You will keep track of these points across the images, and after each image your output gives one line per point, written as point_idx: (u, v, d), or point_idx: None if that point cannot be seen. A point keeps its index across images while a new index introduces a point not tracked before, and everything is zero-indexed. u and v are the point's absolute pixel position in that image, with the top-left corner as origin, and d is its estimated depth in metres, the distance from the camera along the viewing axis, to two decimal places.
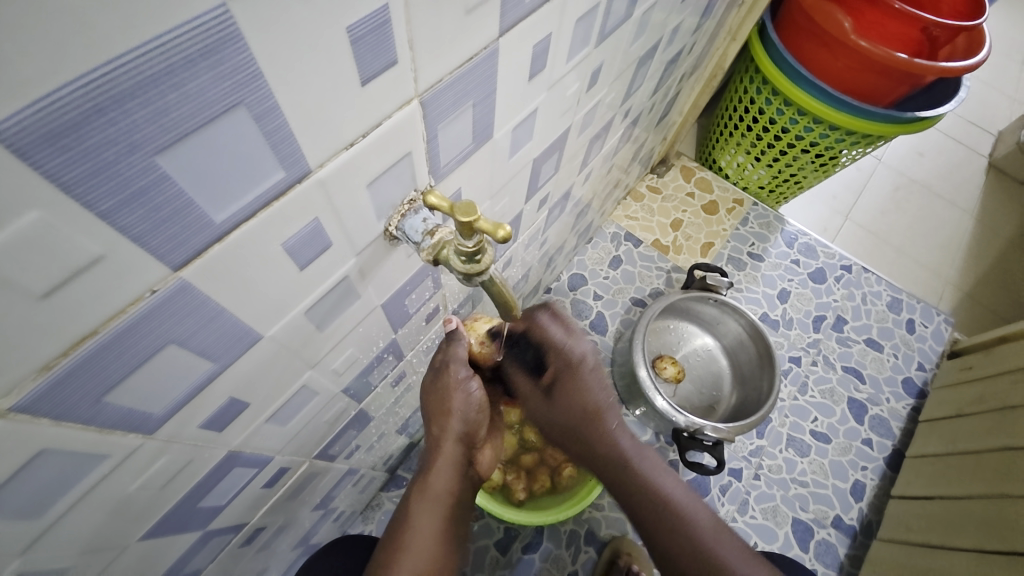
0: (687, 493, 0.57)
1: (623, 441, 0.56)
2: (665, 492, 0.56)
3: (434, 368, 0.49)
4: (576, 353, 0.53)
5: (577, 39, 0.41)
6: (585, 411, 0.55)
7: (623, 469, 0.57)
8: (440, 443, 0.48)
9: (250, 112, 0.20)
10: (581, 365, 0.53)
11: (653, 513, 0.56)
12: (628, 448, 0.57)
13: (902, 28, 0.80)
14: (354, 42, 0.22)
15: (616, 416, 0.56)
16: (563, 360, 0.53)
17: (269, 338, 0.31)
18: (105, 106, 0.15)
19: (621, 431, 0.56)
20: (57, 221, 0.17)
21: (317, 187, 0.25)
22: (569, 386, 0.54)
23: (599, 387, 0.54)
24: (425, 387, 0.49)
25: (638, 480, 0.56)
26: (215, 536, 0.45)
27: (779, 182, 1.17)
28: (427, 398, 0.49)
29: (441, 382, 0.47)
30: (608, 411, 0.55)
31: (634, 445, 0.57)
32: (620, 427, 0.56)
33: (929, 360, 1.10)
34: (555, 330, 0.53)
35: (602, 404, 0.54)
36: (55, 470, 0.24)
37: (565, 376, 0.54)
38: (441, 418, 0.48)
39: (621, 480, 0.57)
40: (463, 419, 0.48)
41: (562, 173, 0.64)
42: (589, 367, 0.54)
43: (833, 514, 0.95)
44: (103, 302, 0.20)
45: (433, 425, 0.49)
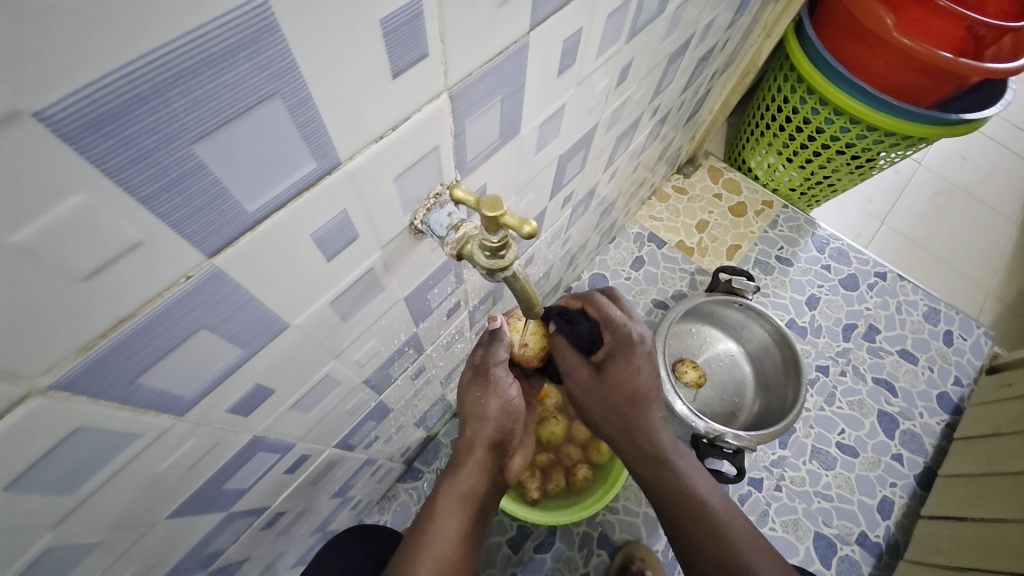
0: (725, 500, 0.53)
1: (663, 437, 0.53)
2: (701, 494, 0.52)
3: (473, 368, 0.51)
4: (635, 332, 0.52)
5: (608, 35, 0.40)
6: (635, 391, 0.52)
7: (658, 467, 0.53)
8: (473, 442, 0.49)
9: (285, 103, 0.20)
10: (638, 345, 0.52)
11: (691, 522, 0.51)
12: (667, 446, 0.53)
13: (947, 26, 0.77)
14: (387, 34, 0.22)
15: (660, 406, 0.54)
16: (618, 339, 0.52)
17: (295, 327, 0.32)
18: (148, 95, 0.16)
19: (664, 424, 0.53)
20: (99, 206, 0.17)
21: (346, 179, 0.26)
22: (620, 367, 0.52)
23: (647, 373, 0.52)
24: (462, 386, 0.51)
25: (675, 480, 0.52)
26: (237, 519, 0.47)
27: (811, 185, 1.14)
28: (463, 397, 0.51)
29: (478, 387, 0.49)
30: (654, 396, 0.53)
31: (673, 442, 0.54)
32: (661, 420, 0.54)
33: (966, 374, 1.06)
34: (614, 311, 0.53)
35: (646, 388, 0.52)
36: (91, 447, 0.25)
37: (619, 356, 0.52)
38: (475, 419, 0.49)
39: (657, 479, 0.53)
40: (497, 425, 0.49)
41: (587, 171, 0.63)
42: (644, 349, 0.52)
43: (858, 529, 0.92)
44: (139, 286, 0.20)
45: (469, 424, 0.50)
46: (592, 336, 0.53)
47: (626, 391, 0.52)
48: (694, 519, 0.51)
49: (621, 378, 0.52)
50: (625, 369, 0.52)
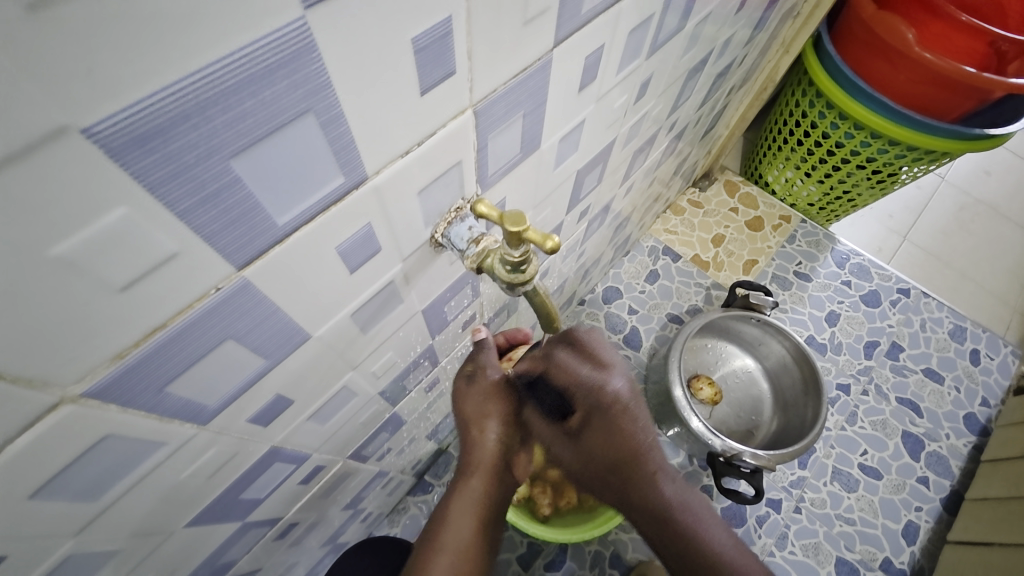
0: (734, 543, 0.54)
1: (666, 487, 0.53)
2: (711, 544, 0.53)
3: (466, 375, 0.50)
4: (610, 391, 0.48)
5: (628, 51, 0.40)
6: (623, 453, 0.51)
7: (664, 522, 0.53)
8: (481, 443, 0.48)
9: (318, 119, 0.20)
10: (615, 406, 0.48)
11: (701, 573, 0.52)
12: (671, 496, 0.53)
13: (969, 41, 0.76)
14: (418, 52, 0.22)
15: (659, 458, 0.53)
16: (593, 402, 0.48)
17: (316, 338, 0.32)
18: (191, 112, 0.16)
19: (665, 478, 0.53)
20: (137, 218, 0.18)
21: (372, 193, 0.26)
22: (604, 429, 0.50)
23: (638, 427, 0.50)
24: (457, 393, 0.50)
25: (682, 532, 0.53)
26: (252, 528, 0.47)
27: (830, 200, 1.12)
28: (462, 402, 0.49)
29: (480, 387, 0.48)
30: (649, 451, 0.51)
31: (678, 495, 0.54)
32: (661, 473, 0.53)
33: (994, 396, 1.02)
34: (583, 370, 0.47)
35: (639, 445, 0.51)
36: (116, 454, 0.25)
37: (596, 417, 0.49)
38: (479, 420, 0.48)
39: (663, 534, 0.54)
40: (501, 425, 0.48)
41: (604, 185, 0.63)
42: (625, 407, 0.49)
43: (882, 556, 0.89)
44: (173, 296, 0.21)
45: (473, 426, 0.48)
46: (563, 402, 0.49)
47: (613, 453, 0.51)
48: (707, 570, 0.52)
49: (606, 441, 0.50)
50: (612, 432, 0.50)
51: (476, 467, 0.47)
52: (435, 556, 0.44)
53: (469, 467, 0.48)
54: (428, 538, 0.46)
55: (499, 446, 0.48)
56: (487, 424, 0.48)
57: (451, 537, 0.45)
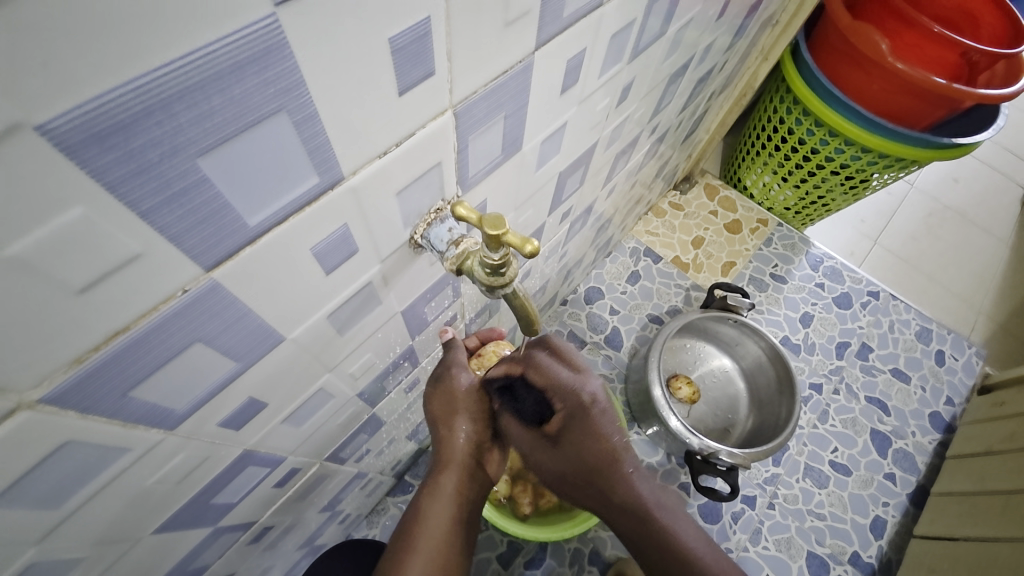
0: (705, 540, 0.54)
1: (642, 486, 0.52)
2: (686, 542, 0.53)
3: (434, 378, 0.51)
4: (587, 392, 0.49)
5: (611, 55, 0.40)
6: (598, 460, 0.50)
7: (641, 520, 0.53)
8: (450, 441, 0.48)
9: (292, 118, 0.20)
10: (592, 407, 0.49)
11: (674, 569, 0.52)
12: (647, 496, 0.53)
13: (941, 51, 0.79)
14: (396, 52, 0.22)
15: (632, 459, 0.52)
16: (572, 404, 0.49)
17: (291, 340, 0.31)
18: (153, 108, 0.16)
19: (639, 476, 0.53)
20: (97, 218, 0.17)
21: (348, 194, 0.26)
22: (579, 432, 0.49)
23: (610, 429, 0.50)
24: (426, 394, 0.51)
25: (656, 531, 0.53)
26: (224, 533, 0.46)
27: (805, 204, 1.15)
28: (430, 407, 0.50)
29: (446, 386, 0.50)
30: (622, 453, 0.51)
31: (652, 492, 0.53)
32: (636, 471, 0.52)
33: (957, 395, 1.06)
34: (564, 372, 0.49)
35: (614, 448, 0.50)
36: (76, 462, 0.24)
37: (575, 422, 0.49)
38: (449, 418, 0.49)
39: (637, 529, 0.53)
40: (470, 418, 0.49)
41: (586, 187, 0.63)
42: (600, 409, 0.49)
43: (850, 550, 0.92)
44: (137, 298, 0.20)
45: (442, 423, 0.49)
46: (541, 406, 0.49)
47: (587, 459, 0.50)
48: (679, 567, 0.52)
49: (581, 446, 0.50)
50: (584, 436, 0.49)
51: (448, 464, 0.48)
52: (411, 556, 0.43)
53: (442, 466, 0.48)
54: (404, 537, 0.45)
55: (470, 438, 0.49)
56: (456, 419, 0.49)
57: (427, 535, 0.44)
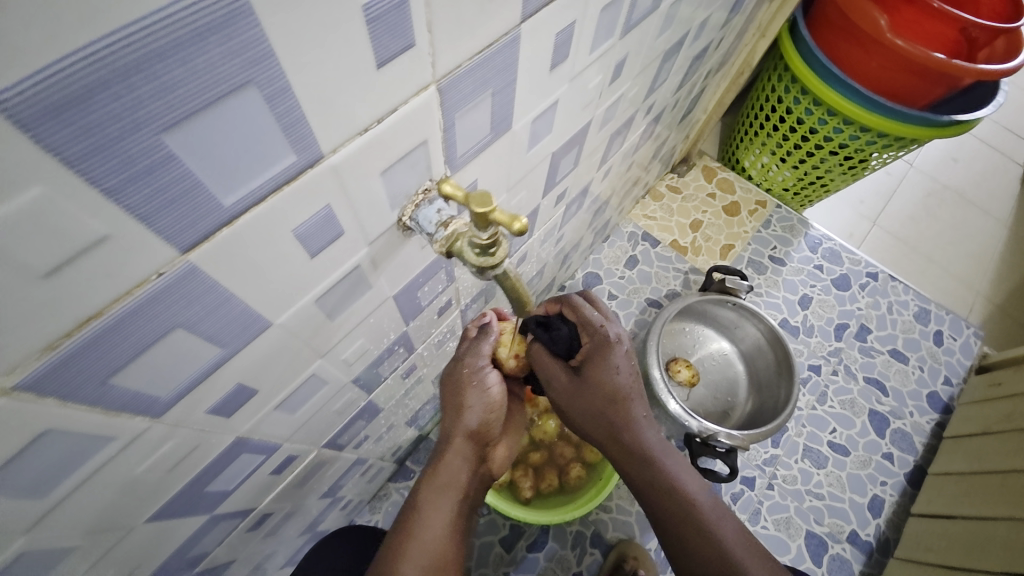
0: (712, 497, 0.51)
1: (649, 435, 0.50)
2: (690, 493, 0.50)
3: (453, 361, 0.52)
4: (612, 332, 0.49)
5: (602, 30, 0.39)
6: (613, 398, 0.48)
7: (648, 469, 0.50)
8: (459, 412, 0.48)
9: (262, 92, 0.19)
10: (616, 344, 0.48)
11: (677, 516, 0.50)
12: (656, 446, 0.50)
13: (941, 27, 0.77)
14: (371, 22, 0.21)
15: (644, 406, 0.50)
16: (596, 339, 0.49)
17: (279, 326, 0.31)
18: (109, 80, 0.15)
19: (649, 424, 0.50)
20: (59, 198, 0.16)
21: (329, 173, 0.25)
22: (597, 367, 0.48)
23: (627, 371, 0.48)
24: (443, 380, 0.51)
25: (664, 480, 0.50)
26: (223, 520, 0.46)
27: (805, 185, 1.14)
28: (452, 380, 0.50)
29: (460, 376, 0.49)
30: (638, 397, 0.49)
31: (662, 444, 0.51)
32: (645, 418, 0.50)
33: (956, 374, 1.06)
34: (591, 314, 0.50)
35: (625, 389, 0.48)
36: (59, 450, 0.24)
37: (595, 358, 0.48)
38: (457, 410, 0.48)
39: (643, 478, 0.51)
40: (477, 415, 0.48)
41: (580, 169, 0.62)
42: (622, 348, 0.48)
43: (849, 528, 0.93)
44: (108, 282, 0.20)
45: (455, 399, 0.49)
46: (571, 340, 0.49)
47: (602, 396, 0.48)
48: (683, 517, 0.50)
49: (600, 381, 0.48)
50: (602, 369, 0.48)
51: (453, 440, 0.48)
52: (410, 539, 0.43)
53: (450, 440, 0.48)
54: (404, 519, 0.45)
55: (472, 434, 0.48)
56: (463, 414, 0.48)
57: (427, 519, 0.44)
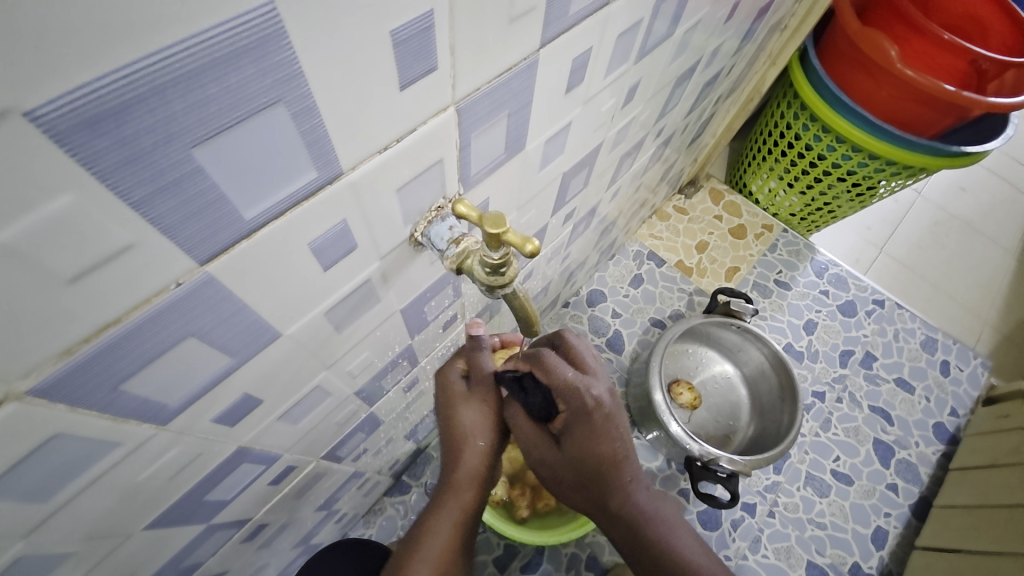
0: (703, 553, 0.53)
1: (639, 497, 0.50)
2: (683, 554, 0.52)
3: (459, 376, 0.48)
4: (591, 396, 0.44)
5: (617, 55, 0.40)
6: (601, 461, 0.46)
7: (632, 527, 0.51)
8: (479, 432, 0.46)
9: (289, 110, 0.19)
10: (596, 411, 0.44)
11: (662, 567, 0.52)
12: (643, 503, 0.51)
13: (950, 59, 0.78)
14: (397, 45, 0.21)
15: (632, 467, 0.49)
16: (577, 405, 0.44)
17: (288, 336, 0.31)
18: (146, 96, 0.15)
19: (637, 484, 0.50)
20: (88, 206, 0.17)
21: (347, 189, 0.25)
22: (582, 432, 0.45)
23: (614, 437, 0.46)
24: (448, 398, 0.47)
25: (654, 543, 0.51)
26: (219, 530, 0.45)
27: (811, 211, 1.14)
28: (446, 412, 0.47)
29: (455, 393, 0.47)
30: (624, 460, 0.47)
31: (650, 499, 0.52)
32: (637, 481, 0.50)
33: (962, 406, 1.05)
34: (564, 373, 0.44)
35: (614, 455, 0.46)
36: (66, 454, 0.24)
37: (577, 427, 0.45)
38: (474, 433, 0.46)
39: (632, 529, 0.51)
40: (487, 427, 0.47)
41: (590, 189, 0.63)
42: (604, 413, 0.45)
43: (851, 561, 0.91)
44: (129, 290, 0.20)
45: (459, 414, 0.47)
46: (548, 405, 0.46)
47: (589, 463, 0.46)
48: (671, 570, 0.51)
49: (581, 449, 0.46)
50: (583, 441, 0.45)
51: (471, 457, 0.46)
52: (429, 539, 0.44)
53: (465, 456, 0.46)
54: (424, 521, 0.46)
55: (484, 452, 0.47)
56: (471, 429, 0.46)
57: (449, 524, 0.45)
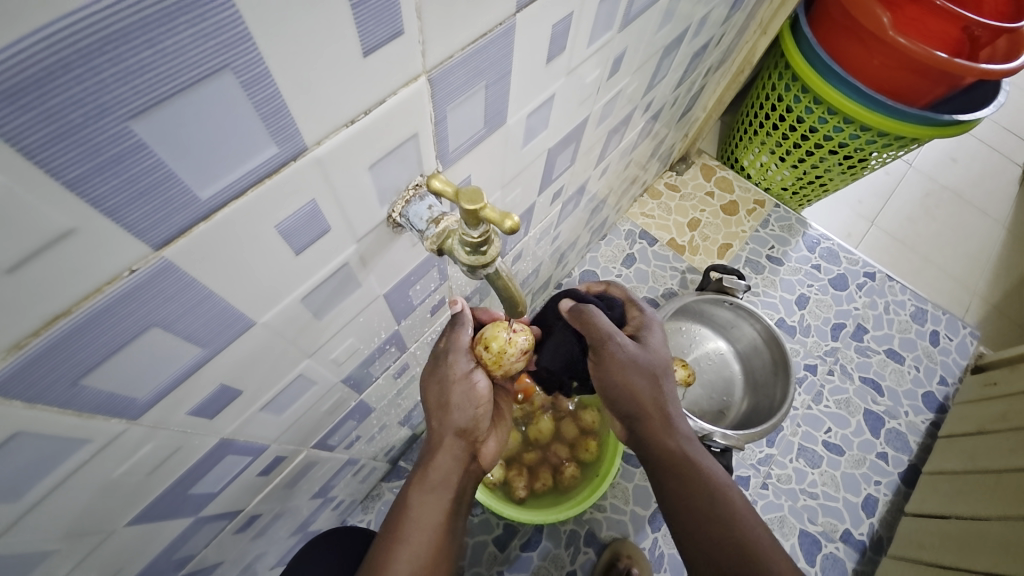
0: (744, 502, 0.48)
1: (669, 437, 0.50)
2: (724, 494, 0.48)
3: (434, 358, 0.50)
4: (617, 335, 0.50)
5: (600, 22, 0.38)
6: (634, 398, 0.50)
7: (671, 473, 0.49)
8: (447, 406, 0.47)
9: (238, 78, 0.18)
10: (619, 341, 0.50)
11: (707, 527, 0.46)
12: (678, 448, 0.50)
13: (944, 26, 0.76)
14: (356, 6, 0.20)
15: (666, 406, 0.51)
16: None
17: (263, 324, 0.30)
18: (70, 62, 0.14)
19: (671, 428, 0.50)
20: (19, 188, 0.15)
21: (314, 167, 0.24)
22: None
23: (641, 370, 0.50)
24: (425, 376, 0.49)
25: (693, 480, 0.48)
26: (209, 522, 0.45)
27: (803, 184, 1.13)
28: (430, 392, 0.48)
29: (441, 375, 0.48)
30: (656, 402, 0.50)
31: (687, 445, 0.50)
32: (673, 423, 0.51)
33: (951, 374, 1.06)
34: (569, 343, 0.43)
35: (648, 391, 0.50)
36: (33, 453, 0.23)
37: (603, 352, 0.50)
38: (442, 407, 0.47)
39: (670, 483, 0.49)
40: (463, 412, 0.47)
41: (578, 165, 0.61)
42: (630, 352, 0.50)
43: (842, 527, 0.92)
44: (77, 278, 0.19)
45: (436, 395, 0.48)
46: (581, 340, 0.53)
47: (619, 390, 0.50)
48: (716, 528, 0.46)
49: (618, 377, 0.50)
50: (614, 364, 0.50)
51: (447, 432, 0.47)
52: (406, 516, 0.44)
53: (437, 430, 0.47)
54: (402, 500, 0.46)
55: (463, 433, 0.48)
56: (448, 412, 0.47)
57: (426, 499, 0.45)
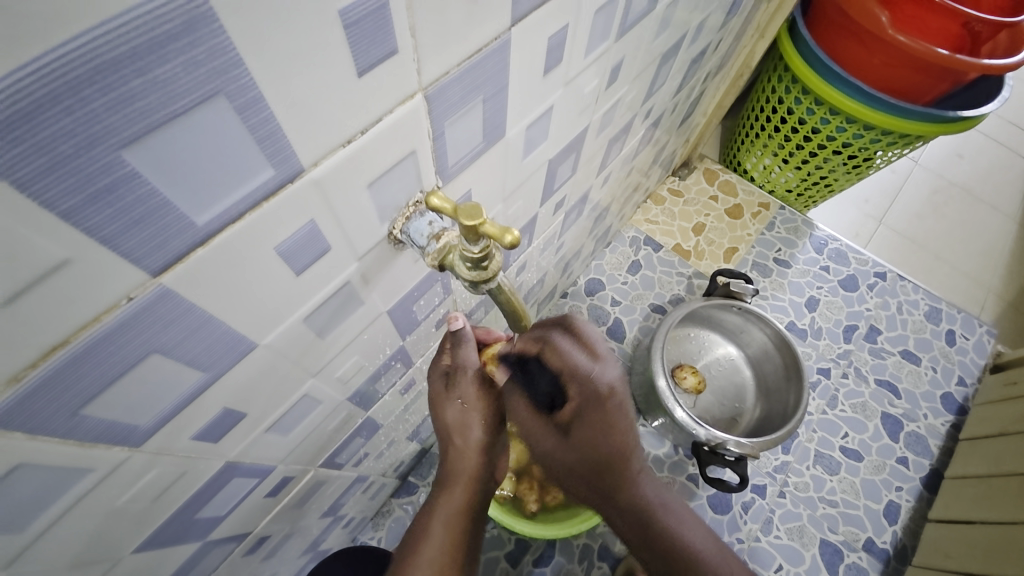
0: (712, 542, 0.53)
1: (646, 485, 0.50)
2: (690, 543, 0.52)
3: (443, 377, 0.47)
4: (604, 382, 0.43)
5: (596, 32, 0.38)
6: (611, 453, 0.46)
7: (643, 519, 0.51)
8: (465, 428, 0.45)
9: (232, 103, 0.18)
10: (607, 398, 0.43)
11: (675, 564, 0.52)
12: (652, 496, 0.51)
13: (944, 22, 0.75)
14: (348, 27, 0.20)
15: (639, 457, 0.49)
16: (586, 394, 0.43)
17: (265, 346, 0.30)
18: (61, 94, 0.14)
19: (644, 473, 0.50)
20: (11, 220, 0.15)
21: (311, 188, 0.24)
22: (594, 423, 0.44)
23: (623, 425, 0.45)
24: (437, 398, 0.47)
25: (661, 530, 0.51)
26: (217, 546, 0.44)
27: (807, 185, 1.12)
28: (442, 410, 0.46)
29: (456, 391, 0.46)
30: (632, 452, 0.47)
31: (658, 492, 0.51)
32: (644, 472, 0.50)
33: (970, 375, 1.04)
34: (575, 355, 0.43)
35: (623, 445, 0.46)
36: (35, 484, 0.23)
37: (588, 411, 0.44)
38: (463, 427, 0.45)
39: (640, 527, 0.52)
40: (486, 426, 0.45)
41: (580, 175, 0.61)
42: (616, 401, 0.44)
43: (865, 536, 0.90)
44: (74, 307, 0.18)
45: (448, 414, 0.46)
46: (554, 391, 0.44)
47: (602, 450, 0.45)
48: (684, 566, 0.51)
49: (592, 439, 0.44)
50: (596, 426, 0.44)
51: (460, 452, 0.46)
52: (424, 543, 0.43)
53: (455, 452, 0.46)
54: (421, 520, 0.45)
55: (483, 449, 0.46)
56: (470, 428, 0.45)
57: (445, 523, 0.44)
